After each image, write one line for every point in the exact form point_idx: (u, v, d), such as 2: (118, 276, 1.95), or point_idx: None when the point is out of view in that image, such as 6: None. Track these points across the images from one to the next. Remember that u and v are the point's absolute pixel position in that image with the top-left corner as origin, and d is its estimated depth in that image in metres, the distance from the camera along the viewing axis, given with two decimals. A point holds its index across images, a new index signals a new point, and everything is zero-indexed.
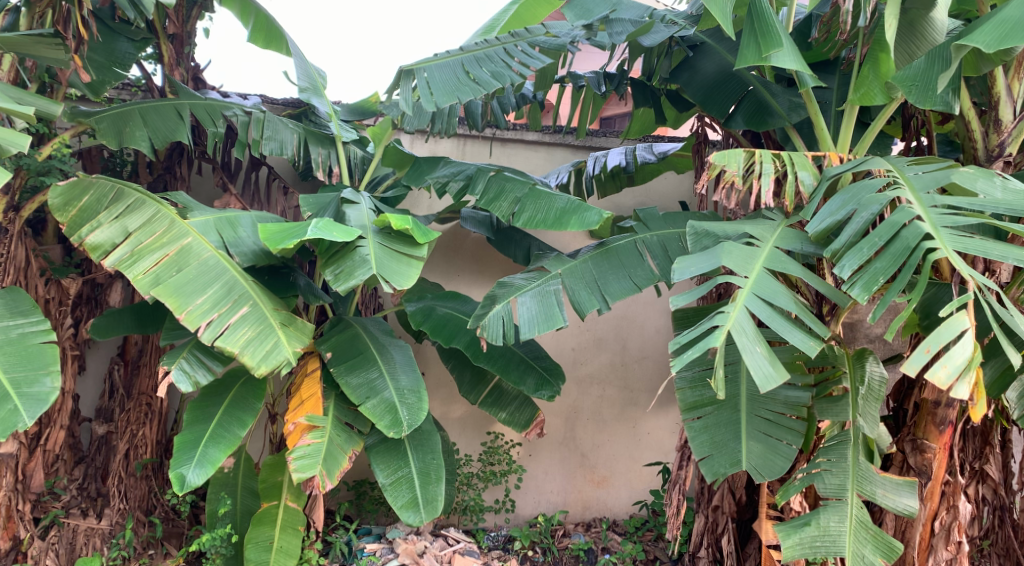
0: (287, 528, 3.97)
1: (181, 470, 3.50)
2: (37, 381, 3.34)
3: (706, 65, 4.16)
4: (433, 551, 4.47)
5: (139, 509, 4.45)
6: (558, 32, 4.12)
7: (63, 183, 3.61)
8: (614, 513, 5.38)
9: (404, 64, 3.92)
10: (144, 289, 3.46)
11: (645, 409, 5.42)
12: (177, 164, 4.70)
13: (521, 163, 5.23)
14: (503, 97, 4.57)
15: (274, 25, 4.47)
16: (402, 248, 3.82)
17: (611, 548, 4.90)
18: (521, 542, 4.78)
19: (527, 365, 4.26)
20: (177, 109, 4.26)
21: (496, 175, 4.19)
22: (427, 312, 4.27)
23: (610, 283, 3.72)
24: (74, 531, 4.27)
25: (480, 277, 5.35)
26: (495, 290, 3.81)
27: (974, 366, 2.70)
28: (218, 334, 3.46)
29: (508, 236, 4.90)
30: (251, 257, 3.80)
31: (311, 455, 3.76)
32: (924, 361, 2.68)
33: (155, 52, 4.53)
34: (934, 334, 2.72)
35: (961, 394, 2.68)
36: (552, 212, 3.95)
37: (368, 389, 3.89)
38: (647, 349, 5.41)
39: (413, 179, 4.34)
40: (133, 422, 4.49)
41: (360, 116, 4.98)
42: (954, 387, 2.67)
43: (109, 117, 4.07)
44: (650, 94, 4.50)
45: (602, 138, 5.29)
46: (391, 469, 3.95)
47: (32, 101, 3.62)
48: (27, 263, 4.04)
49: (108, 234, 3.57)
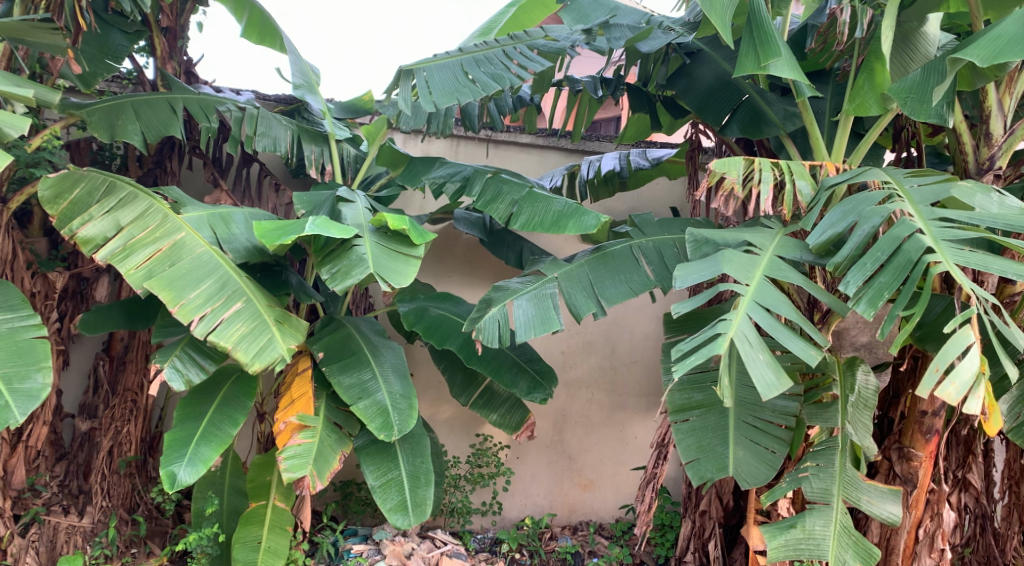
0: (275, 528, 3.93)
1: (172, 467, 3.48)
2: (28, 376, 3.28)
3: (702, 72, 4.19)
4: (421, 553, 4.45)
5: (122, 507, 4.39)
6: (558, 36, 4.11)
7: (52, 176, 3.56)
8: (600, 517, 5.39)
9: (404, 64, 3.91)
10: (137, 284, 3.43)
11: (633, 413, 5.43)
12: (168, 158, 4.64)
13: (514, 165, 5.23)
14: (499, 99, 4.58)
15: (269, 21, 4.44)
16: (400, 247, 3.80)
17: (598, 552, 4.90)
18: (509, 545, 4.77)
19: (519, 368, 4.26)
20: (170, 103, 4.19)
21: (493, 177, 4.19)
22: (420, 313, 4.25)
23: (606, 287, 3.73)
24: (55, 529, 4.18)
25: (470, 279, 5.34)
26: (490, 293, 3.80)
27: (982, 380, 2.74)
28: (211, 328, 3.42)
29: (500, 238, 4.89)
30: (245, 254, 3.76)
31: (303, 454, 3.73)
32: (933, 380, 2.71)
33: (147, 45, 4.47)
34: (941, 352, 2.74)
35: (973, 408, 2.71)
36: (549, 214, 3.96)
37: (360, 390, 3.87)
38: (636, 353, 5.43)
39: (409, 179, 4.34)
40: (118, 419, 4.44)
41: (353, 115, 4.94)
42: (966, 402, 2.69)
43: (100, 111, 4.01)
44: (646, 100, 4.48)
45: (595, 142, 5.31)
46: (380, 472, 3.92)
47: (31, 88, 3.57)
48: (13, 256, 3.96)
49: (99, 228, 3.53)
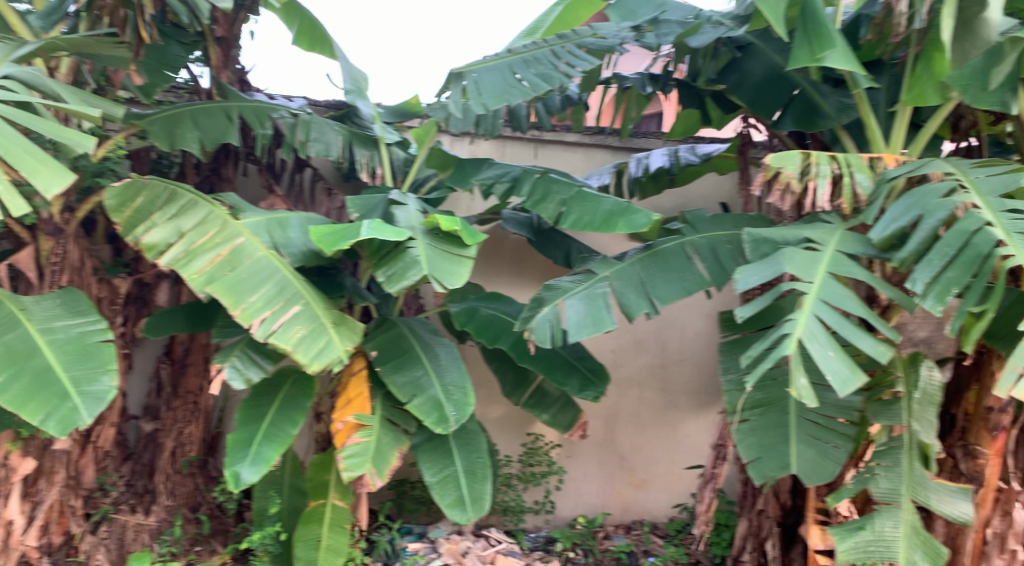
0: (334, 526, 4.00)
1: (235, 468, 3.58)
2: (95, 379, 3.39)
3: (754, 66, 4.13)
4: (476, 552, 4.47)
5: (185, 506, 4.53)
6: (606, 34, 4.08)
7: (117, 185, 3.69)
8: (653, 516, 5.36)
9: (454, 67, 3.97)
10: (199, 288, 3.52)
11: (685, 412, 5.39)
12: (223, 164, 4.76)
13: (561, 164, 5.23)
14: (547, 99, 4.61)
15: (319, 28, 4.51)
16: (452, 248, 3.84)
17: (653, 551, 4.88)
18: (564, 544, 4.78)
19: (571, 367, 4.26)
20: (225, 111, 4.31)
21: (542, 177, 4.20)
22: (471, 313, 4.27)
23: (659, 286, 3.73)
24: (123, 527, 4.28)
25: (519, 279, 5.35)
26: (541, 293, 3.82)
27: None
28: (270, 331, 3.50)
29: (548, 237, 4.90)
30: (301, 258, 3.84)
31: (359, 454, 3.80)
32: (1011, 378, 2.71)
33: (202, 55, 4.58)
34: (1016, 352, 2.75)
35: None
36: (599, 213, 3.95)
37: (414, 387, 3.92)
38: (687, 351, 5.39)
39: (458, 181, 4.38)
40: (180, 420, 4.58)
41: (402, 119, 5.02)
42: None
43: (160, 120, 4.11)
44: (695, 95, 4.49)
45: (643, 139, 5.28)
46: (437, 468, 3.97)
47: (98, 103, 3.71)
48: (80, 263, 4.10)
49: (162, 234, 3.62)
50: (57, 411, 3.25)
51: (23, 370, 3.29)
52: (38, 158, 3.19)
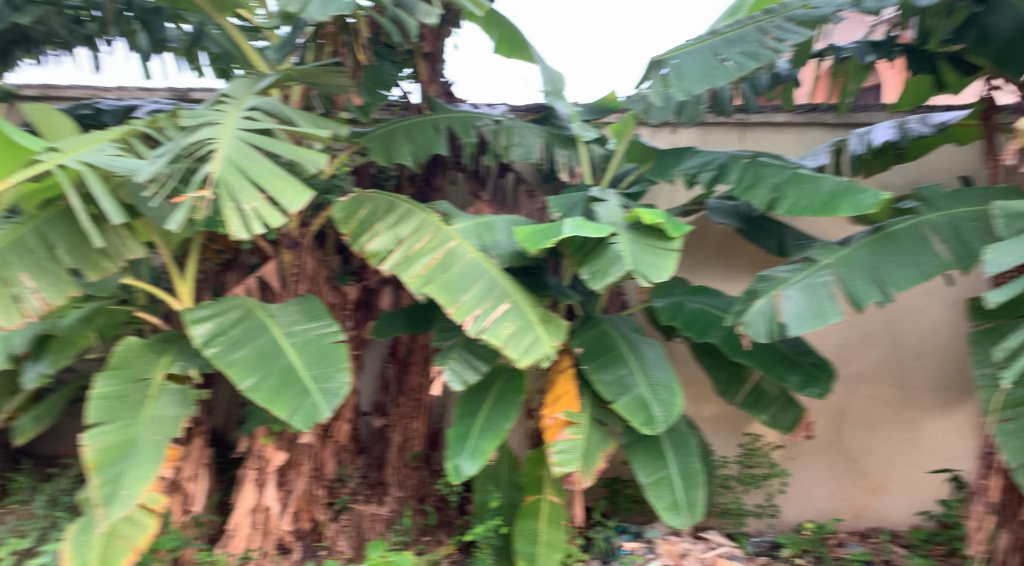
0: (552, 522, 4.05)
1: (456, 461, 3.76)
2: (330, 377, 3.69)
3: (1000, 20, 3.64)
4: (696, 553, 4.32)
5: (413, 497, 4.83)
6: (818, 3, 3.78)
7: (344, 200, 4.02)
8: (893, 524, 4.89)
9: (653, 55, 3.87)
10: (418, 290, 3.70)
11: (926, 410, 4.86)
12: (435, 175, 5.02)
13: (770, 147, 4.94)
14: (753, 80, 4.43)
15: (518, 35, 4.63)
16: (655, 242, 3.74)
17: (894, 562, 4.45)
18: (790, 550, 4.50)
19: (791, 361, 4.01)
20: (434, 124, 4.53)
21: (751, 162, 3.98)
22: (677, 308, 4.14)
23: (891, 272, 3.42)
24: (360, 516, 4.62)
25: (728, 271, 5.12)
26: (755, 285, 3.60)
27: None
28: (482, 327, 3.62)
29: (759, 226, 4.64)
30: (509, 258, 3.94)
31: (570, 450, 3.81)
32: None
33: (412, 72, 4.84)
34: None
35: None
36: (818, 196, 3.68)
37: (619, 386, 3.88)
38: (927, 343, 4.86)
39: (660, 173, 4.27)
40: (405, 416, 4.88)
41: (600, 115, 4.98)
42: None
43: (378, 137, 4.40)
44: (927, 59, 4.04)
45: (864, 112, 4.84)
46: (651, 469, 3.92)
47: (328, 125, 4.03)
48: (316, 273, 4.48)
49: (383, 242, 3.86)
50: (300, 406, 3.57)
51: (272, 370, 3.64)
52: (280, 177, 3.54)
